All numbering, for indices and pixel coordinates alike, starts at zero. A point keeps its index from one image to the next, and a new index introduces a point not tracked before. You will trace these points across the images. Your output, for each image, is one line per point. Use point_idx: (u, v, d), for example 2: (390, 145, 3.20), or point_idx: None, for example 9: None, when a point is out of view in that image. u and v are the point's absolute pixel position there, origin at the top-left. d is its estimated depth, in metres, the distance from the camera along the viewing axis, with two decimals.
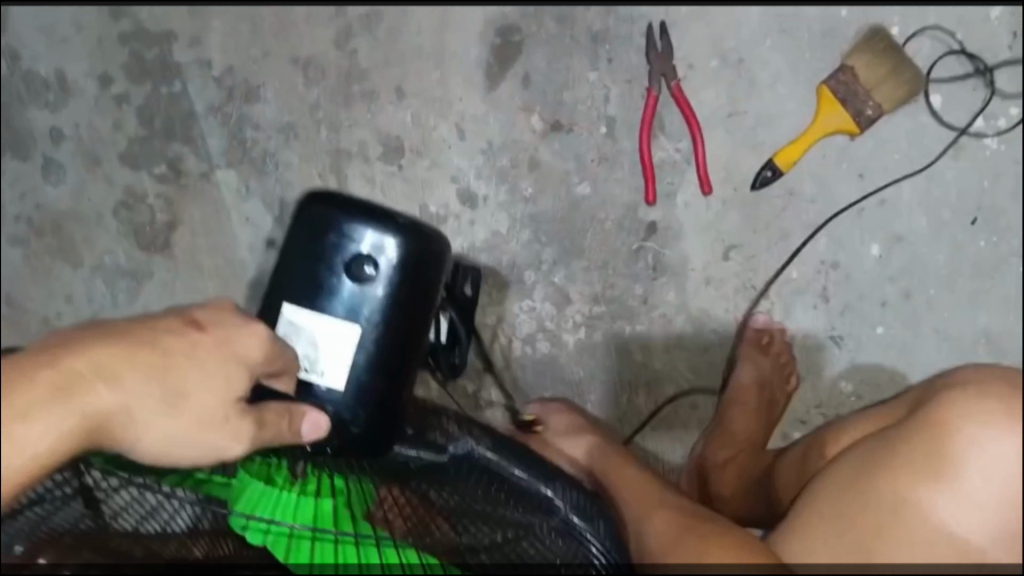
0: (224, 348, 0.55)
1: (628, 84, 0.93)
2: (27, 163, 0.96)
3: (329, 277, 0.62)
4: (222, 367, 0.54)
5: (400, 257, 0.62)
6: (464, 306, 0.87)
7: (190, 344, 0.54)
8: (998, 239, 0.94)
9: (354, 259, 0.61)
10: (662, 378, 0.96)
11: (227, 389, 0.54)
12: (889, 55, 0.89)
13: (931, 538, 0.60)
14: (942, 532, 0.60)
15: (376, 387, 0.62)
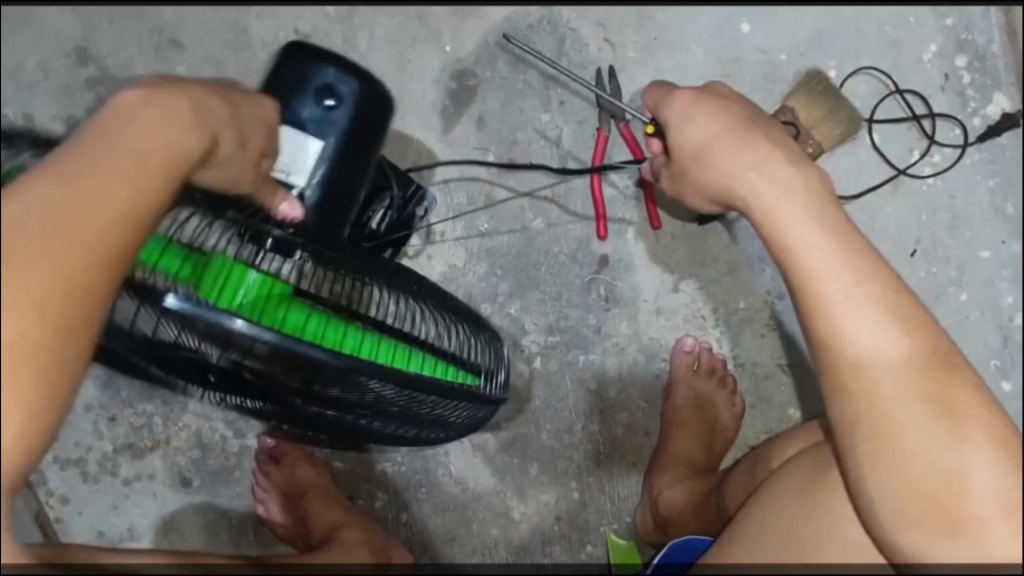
0: (259, 108, 0.58)
1: (579, 125, 0.97)
2: None
3: (291, 97, 0.67)
4: (258, 123, 0.57)
5: (349, 93, 0.69)
6: (406, 222, 0.91)
7: (255, 124, 0.57)
8: (937, 270, 0.97)
9: (325, 87, 0.68)
10: (616, 406, 1.00)
11: (267, 129, 0.58)
12: (826, 99, 0.94)
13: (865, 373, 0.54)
14: (880, 276, 0.55)
15: (328, 178, 0.67)
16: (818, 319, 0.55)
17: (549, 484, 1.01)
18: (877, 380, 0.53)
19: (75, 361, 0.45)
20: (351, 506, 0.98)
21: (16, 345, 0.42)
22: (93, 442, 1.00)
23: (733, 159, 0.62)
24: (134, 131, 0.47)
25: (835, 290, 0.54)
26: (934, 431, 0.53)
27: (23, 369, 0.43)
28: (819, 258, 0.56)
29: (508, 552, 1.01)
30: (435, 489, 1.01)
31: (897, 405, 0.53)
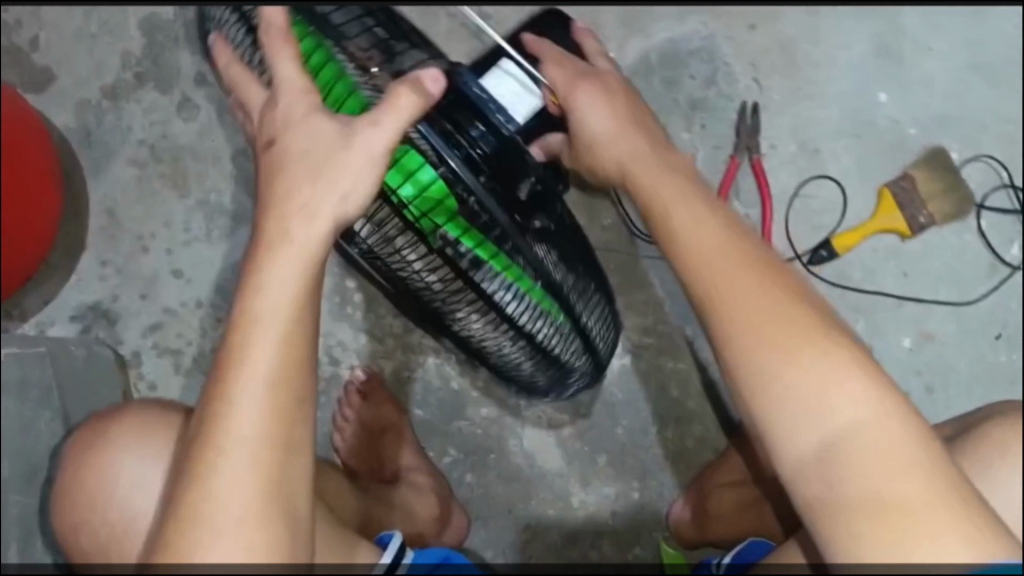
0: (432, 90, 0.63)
1: (714, 149, 1.04)
2: (164, 96, 1.05)
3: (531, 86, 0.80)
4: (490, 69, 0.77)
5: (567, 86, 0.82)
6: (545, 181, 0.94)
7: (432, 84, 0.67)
8: (1018, 358, 1.02)
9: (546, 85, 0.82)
10: (692, 418, 1.04)
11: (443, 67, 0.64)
12: (946, 176, 1.01)
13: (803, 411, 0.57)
14: (803, 341, 0.59)
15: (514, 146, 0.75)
16: (745, 380, 0.59)
17: (612, 478, 1.04)
18: (844, 459, 0.55)
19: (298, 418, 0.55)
20: (422, 453, 1.01)
21: (279, 397, 0.54)
22: (194, 338, 1.03)
23: (680, 216, 0.67)
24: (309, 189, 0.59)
25: (767, 363, 0.58)
26: (874, 526, 0.54)
27: (265, 451, 0.54)
28: (774, 347, 0.58)
29: (559, 535, 1.03)
30: (503, 457, 1.04)
31: (862, 484, 0.55)
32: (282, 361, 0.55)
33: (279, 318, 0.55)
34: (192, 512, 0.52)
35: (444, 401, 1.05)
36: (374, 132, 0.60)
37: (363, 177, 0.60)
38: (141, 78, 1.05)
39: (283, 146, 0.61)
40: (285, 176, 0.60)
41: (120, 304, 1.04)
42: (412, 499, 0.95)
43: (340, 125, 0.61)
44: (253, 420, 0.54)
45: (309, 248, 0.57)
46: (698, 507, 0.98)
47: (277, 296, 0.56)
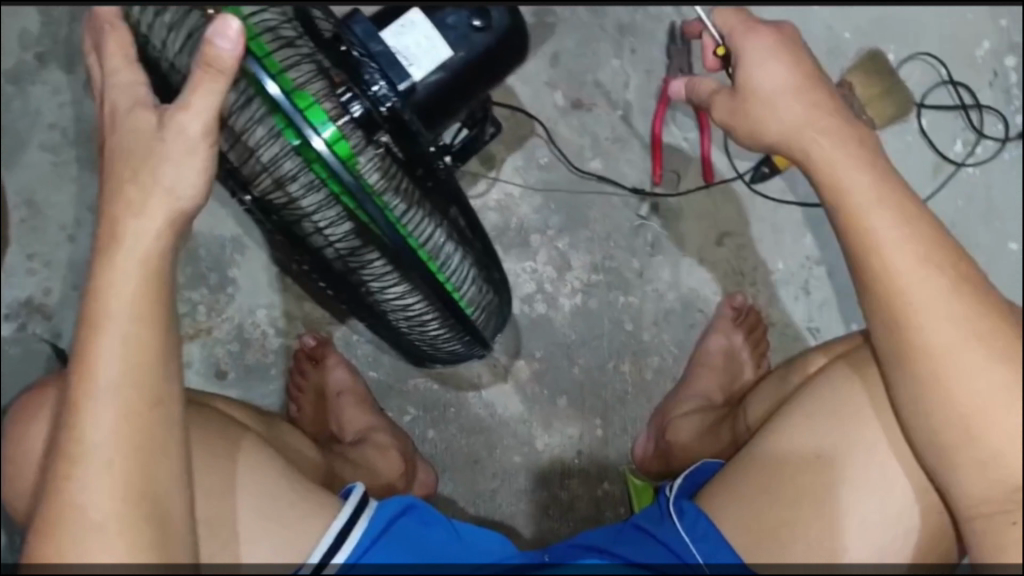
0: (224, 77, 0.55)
1: (647, 74, 1.01)
2: (70, 76, 0.99)
3: (449, 4, 0.73)
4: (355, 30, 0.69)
5: (502, 23, 0.74)
6: (469, 144, 0.91)
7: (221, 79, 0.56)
8: (968, 256, 1.01)
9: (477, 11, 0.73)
10: (649, 350, 1.03)
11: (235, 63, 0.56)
12: (882, 78, 0.99)
13: (976, 431, 0.54)
14: (1010, 360, 0.53)
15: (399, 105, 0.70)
16: (887, 316, 0.57)
17: (574, 418, 1.03)
18: (978, 439, 0.54)
19: (159, 416, 0.56)
20: (381, 413, 1.00)
21: (141, 398, 0.55)
22: None
23: (863, 187, 0.57)
24: (136, 175, 0.56)
25: (929, 332, 0.55)
26: (1000, 512, 0.54)
27: (130, 448, 0.55)
28: (943, 326, 0.54)
29: (528, 481, 1.03)
30: (465, 409, 1.04)
31: (1002, 480, 0.53)
32: (139, 364, 0.55)
33: (129, 320, 0.55)
34: (65, 518, 0.54)
35: (397, 360, 1.04)
36: (184, 120, 0.56)
37: (184, 170, 0.56)
38: (43, 60, 0.99)
39: (117, 146, 0.57)
40: (121, 180, 0.56)
41: (53, 296, 1.00)
42: (375, 456, 0.93)
43: (157, 119, 0.56)
44: (107, 427, 0.54)
45: (146, 250, 0.56)
46: (660, 441, 0.97)
47: (125, 294, 0.55)
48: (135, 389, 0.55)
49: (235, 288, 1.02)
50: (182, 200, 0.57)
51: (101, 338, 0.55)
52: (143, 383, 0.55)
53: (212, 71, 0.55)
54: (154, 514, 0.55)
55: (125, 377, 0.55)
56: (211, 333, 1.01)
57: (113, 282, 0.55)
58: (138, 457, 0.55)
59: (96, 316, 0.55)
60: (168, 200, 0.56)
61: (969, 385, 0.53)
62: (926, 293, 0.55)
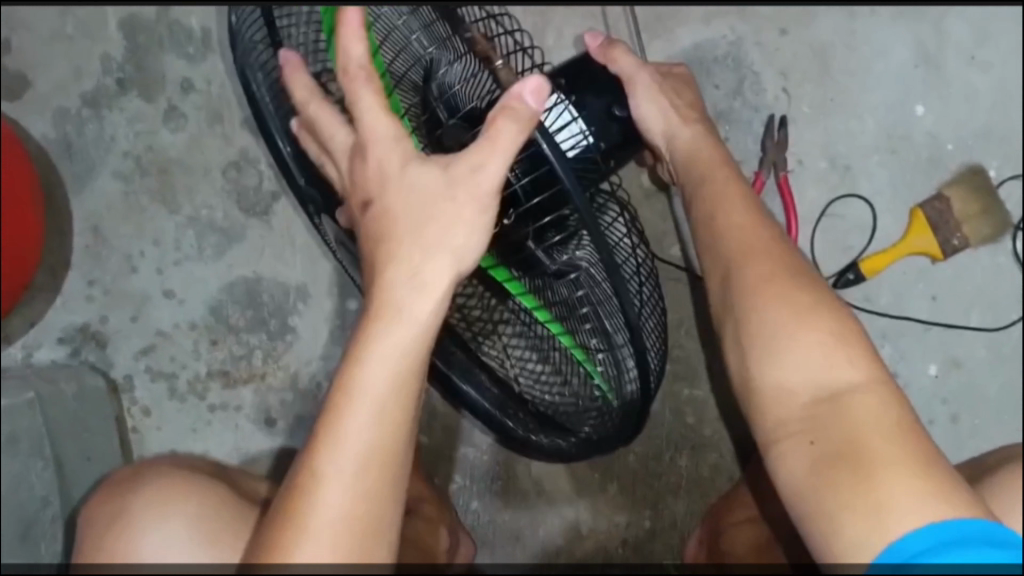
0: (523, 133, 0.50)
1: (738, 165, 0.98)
2: (149, 104, 0.97)
3: (591, 92, 0.72)
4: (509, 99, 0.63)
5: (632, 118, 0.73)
6: None
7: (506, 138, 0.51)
8: None
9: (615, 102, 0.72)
10: (708, 445, 1.00)
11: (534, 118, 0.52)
12: (983, 198, 0.95)
13: (807, 384, 0.58)
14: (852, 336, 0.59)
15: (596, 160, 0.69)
16: (742, 309, 0.62)
17: (623, 506, 1.01)
18: (799, 383, 0.58)
19: (395, 504, 0.51)
20: (430, 481, 0.98)
21: (385, 481, 0.50)
22: (189, 362, 0.98)
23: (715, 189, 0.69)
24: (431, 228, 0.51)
25: (782, 359, 0.59)
26: (806, 444, 0.56)
27: (361, 537, 0.49)
28: (796, 343, 0.59)
29: (569, 564, 1.01)
30: (511, 484, 1.01)
31: (801, 424, 0.57)
32: (386, 439, 0.50)
33: (380, 396, 0.50)
34: None
35: (449, 427, 1.01)
36: (478, 178, 0.50)
37: (472, 235, 0.51)
38: (124, 85, 0.97)
39: (386, 206, 0.51)
40: (395, 220, 0.51)
41: (109, 326, 0.98)
42: (426, 531, 0.91)
43: (440, 175, 0.51)
44: (342, 504, 0.49)
45: (419, 322, 0.50)
46: (713, 546, 0.95)
47: (385, 370, 0.50)
48: (379, 471, 0.50)
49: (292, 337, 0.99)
50: (466, 263, 0.51)
51: (357, 413, 0.49)
52: (392, 465, 0.50)
53: (512, 125, 0.50)
54: None
55: (370, 459, 0.50)
56: (265, 380, 0.98)
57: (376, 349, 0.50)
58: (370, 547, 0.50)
59: (350, 387, 0.50)
60: (453, 266, 0.51)
61: (801, 348, 0.58)
62: (785, 292, 0.61)
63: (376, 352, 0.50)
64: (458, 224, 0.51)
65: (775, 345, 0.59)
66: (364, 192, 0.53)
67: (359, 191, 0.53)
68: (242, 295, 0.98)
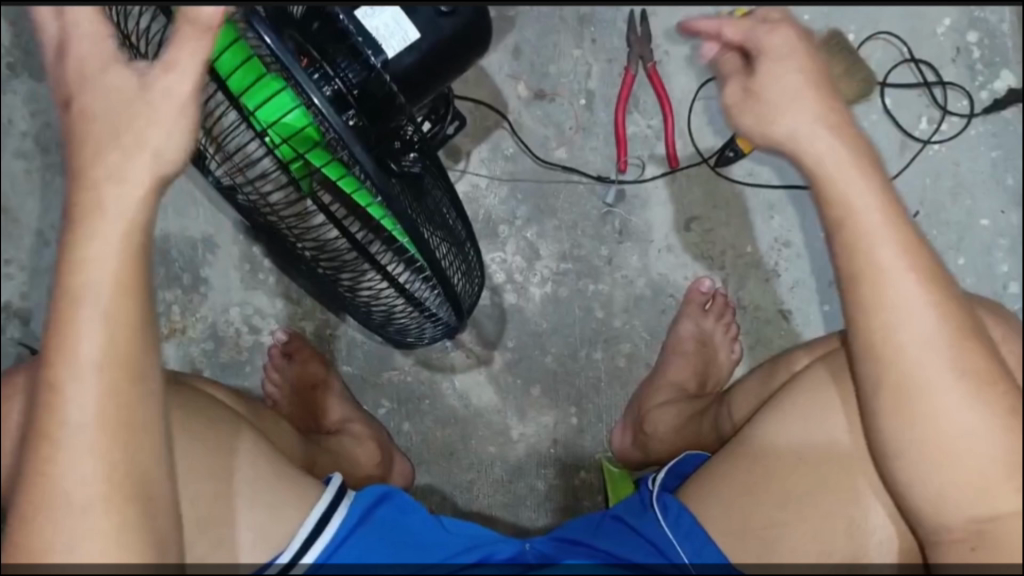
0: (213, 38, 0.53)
1: (609, 63, 1.02)
2: (41, 84, 1.02)
3: None
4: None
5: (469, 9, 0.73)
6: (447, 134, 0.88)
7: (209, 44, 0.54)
8: (938, 233, 1.01)
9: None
10: (620, 336, 1.03)
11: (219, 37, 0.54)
12: (844, 58, 0.98)
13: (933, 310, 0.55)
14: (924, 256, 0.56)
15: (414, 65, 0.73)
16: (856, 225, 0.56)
17: (549, 408, 1.04)
18: (916, 330, 0.55)
19: (142, 372, 0.56)
20: (356, 406, 1.01)
21: (122, 347, 0.55)
22: None
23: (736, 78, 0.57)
24: (125, 117, 0.53)
25: (907, 290, 0.55)
26: (894, 395, 0.56)
27: (115, 401, 0.54)
28: (900, 284, 0.55)
29: (504, 471, 1.03)
30: (438, 401, 1.04)
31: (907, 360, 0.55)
32: (123, 307, 0.54)
33: (100, 340, 0.54)
34: (42, 489, 0.54)
35: (371, 354, 1.04)
36: (170, 80, 0.53)
37: (173, 133, 0.54)
38: (15, 69, 1.02)
39: (83, 108, 0.54)
40: (97, 136, 0.54)
41: (31, 301, 1.02)
42: (353, 446, 0.95)
43: (137, 80, 0.54)
44: (81, 465, 0.54)
45: (107, 271, 0.54)
46: (637, 430, 0.98)
47: (107, 250, 0.54)
48: (121, 337, 0.54)
49: (208, 289, 1.03)
50: (166, 168, 0.55)
51: (88, 283, 0.54)
52: (128, 334, 0.55)
53: (198, 27, 0.52)
54: (128, 483, 0.55)
55: (109, 332, 0.54)
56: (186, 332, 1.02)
57: (104, 218, 0.54)
58: (121, 407, 0.55)
59: (76, 257, 0.54)
60: (154, 160, 0.54)
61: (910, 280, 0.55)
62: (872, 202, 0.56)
63: (106, 218, 0.54)
64: (150, 120, 0.53)
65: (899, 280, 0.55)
66: (63, 91, 0.54)
67: (58, 91, 0.55)
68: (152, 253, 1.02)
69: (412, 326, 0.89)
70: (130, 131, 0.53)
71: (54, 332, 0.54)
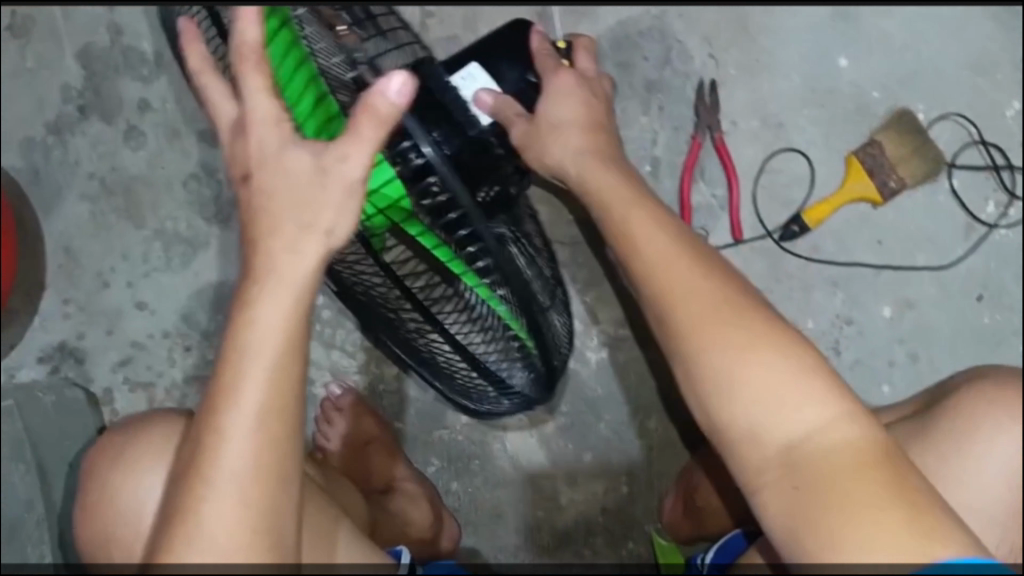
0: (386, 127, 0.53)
1: (676, 131, 1.01)
2: (109, 127, 1.02)
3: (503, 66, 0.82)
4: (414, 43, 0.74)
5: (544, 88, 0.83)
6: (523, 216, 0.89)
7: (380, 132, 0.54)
8: (1001, 317, 1.00)
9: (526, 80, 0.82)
10: (675, 406, 1.03)
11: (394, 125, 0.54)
12: (912, 138, 0.99)
13: (757, 400, 0.62)
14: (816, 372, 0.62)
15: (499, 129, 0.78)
16: (673, 324, 0.67)
17: (600, 475, 1.03)
18: (763, 418, 0.62)
19: (295, 431, 0.54)
20: (407, 463, 1.00)
21: (281, 407, 0.53)
22: (164, 370, 1.02)
23: (646, 231, 0.71)
24: (293, 181, 0.53)
25: (723, 373, 0.63)
26: (792, 487, 0.60)
27: (265, 460, 0.52)
28: (796, 393, 0.62)
29: (551, 536, 1.02)
30: (488, 462, 1.03)
31: (775, 442, 0.61)
32: (287, 365, 0.53)
33: (260, 400, 0.52)
34: (179, 546, 0.51)
35: (422, 410, 1.04)
36: (345, 166, 0.53)
37: (345, 214, 0.53)
38: (84, 111, 1.02)
39: (262, 184, 0.54)
40: (268, 210, 0.53)
41: (86, 342, 1.02)
42: (406, 505, 0.94)
43: (312, 159, 0.53)
44: (228, 523, 0.52)
45: (278, 331, 0.52)
46: (688, 504, 0.96)
47: (278, 307, 0.52)
48: (275, 396, 0.52)
49: None
50: (336, 243, 0.54)
51: (250, 338, 0.52)
52: (288, 392, 0.53)
53: (374, 119, 0.53)
54: (271, 547, 0.53)
55: (266, 385, 0.52)
56: None
57: (270, 274, 0.53)
58: (274, 461, 0.53)
59: (244, 308, 0.53)
60: (324, 239, 0.53)
61: (801, 396, 0.62)
62: (703, 309, 0.66)
63: (272, 274, 0.53)
64: (319, 193, 0.53)
65: (732, 376, 0.63)
66: (243, 166, 0.54)
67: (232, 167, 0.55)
68: (210, 300, 1.02)
69: (487, 396, 0.88)
70: (306, 200, 0.53)
71: (219, 384, 0.53)
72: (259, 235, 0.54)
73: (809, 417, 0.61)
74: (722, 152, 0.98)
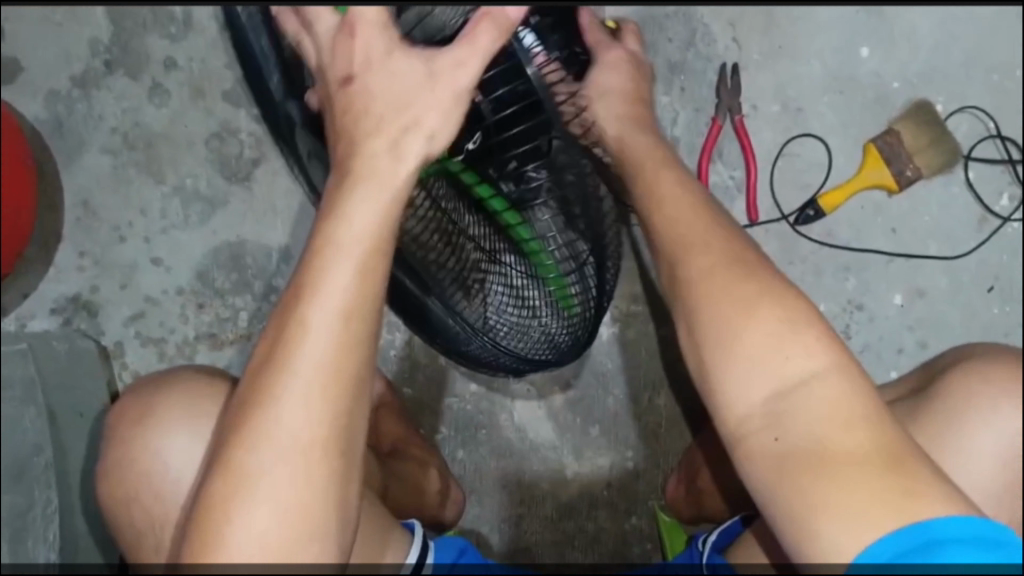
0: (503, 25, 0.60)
1: (696, 112, 1.02)
2: (135, 83, 1.03)
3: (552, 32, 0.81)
4: None
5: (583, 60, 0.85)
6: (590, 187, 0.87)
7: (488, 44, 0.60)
8: (1010, 309, 1.01)
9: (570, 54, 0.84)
10: (684, 385, 1.03)
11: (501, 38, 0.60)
12: (929, 129, 1.00)
13: (751, 346, 0.59)
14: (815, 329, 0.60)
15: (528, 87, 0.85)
16: (676, 277, 0.66)
17: (606, 450, 1.03)
18: (754, 369, 0.59)
19: (373, 332, 0.56)
20: (415, 430, 1.01)
21: (368, 304, 0.55)
22: (177, 326, 1.02)
23: (663, 192, 0.71)
24: (387, 97, 0.58)
25: (719, 317, 0.61)
26: (773, 440, 0.57)
27: (349, 355, 0.54)
28: (786, 344, 0.59)
29: (555, 509, 1.02)
30: (495, 432, 1.03)
31: (766, 391, 0.58)
32: (377, 263, 0.55)
33: (348, 299, 0.54)
34: (258, 433, 0.52)
35: (432, 378, 1.04)
36: (458, 74, 0.59)
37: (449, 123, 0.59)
38: (111, 66, 1.03)
39: (366, 86, 0.58)
40: (370, 112, 0.58)
41: (100, 296, 1.02)
42: (413, 470, 0.95)
43: (423, 68, 0.59)
44: (309, 418, 0.52)
45: (369, 234, 0.55)
46: (693, 481, 0.96)
47: (372, 206, 0.55)
48: (365, 292, 0.55)
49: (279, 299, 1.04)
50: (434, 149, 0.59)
51: (343, 234, 0.55)
52: (375, 290, 0.55)
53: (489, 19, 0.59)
54: (342, 443, 0.54)
55: (356, 280, 0.54)
56: (251, 339, 1.01)
57: (369, 175, 0.56)
58: (358, 357, 0.54)
59: (340, 206, 0.56)
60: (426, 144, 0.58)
61: (796, 348, 0.59)
62: (706, 257, 0.65)
63: (372, 176, 0.56)
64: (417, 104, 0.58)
65: (730, 323, 0.61)
66: (345, 68, 0.59)
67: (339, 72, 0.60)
68: (226, 259, 1.02)
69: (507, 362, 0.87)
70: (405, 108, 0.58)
71: (306, 277, 0.55)
72: (354, 146, 0.58)
73: (801, 371, 0.58)
74: (741, 130, 0.99)
